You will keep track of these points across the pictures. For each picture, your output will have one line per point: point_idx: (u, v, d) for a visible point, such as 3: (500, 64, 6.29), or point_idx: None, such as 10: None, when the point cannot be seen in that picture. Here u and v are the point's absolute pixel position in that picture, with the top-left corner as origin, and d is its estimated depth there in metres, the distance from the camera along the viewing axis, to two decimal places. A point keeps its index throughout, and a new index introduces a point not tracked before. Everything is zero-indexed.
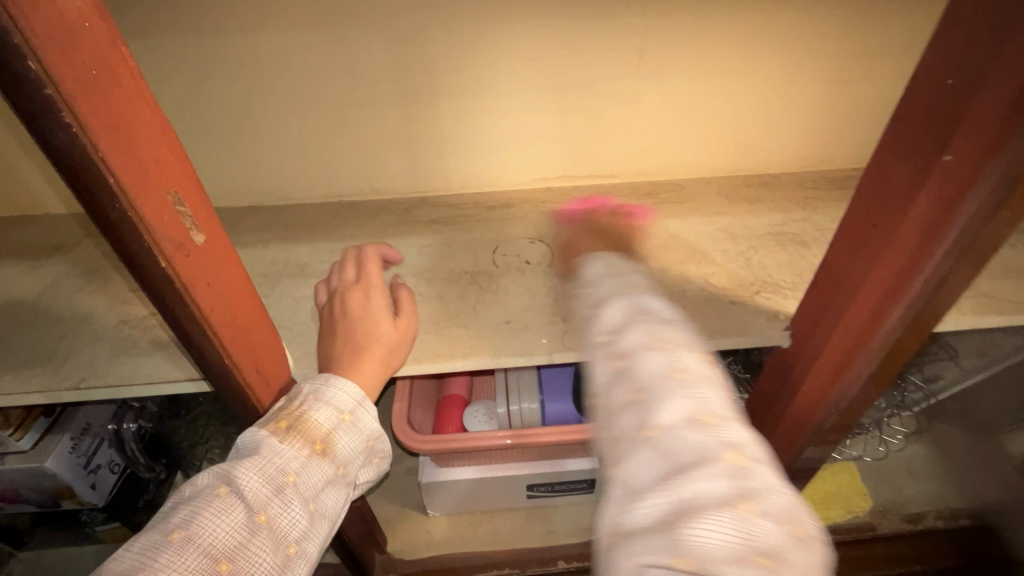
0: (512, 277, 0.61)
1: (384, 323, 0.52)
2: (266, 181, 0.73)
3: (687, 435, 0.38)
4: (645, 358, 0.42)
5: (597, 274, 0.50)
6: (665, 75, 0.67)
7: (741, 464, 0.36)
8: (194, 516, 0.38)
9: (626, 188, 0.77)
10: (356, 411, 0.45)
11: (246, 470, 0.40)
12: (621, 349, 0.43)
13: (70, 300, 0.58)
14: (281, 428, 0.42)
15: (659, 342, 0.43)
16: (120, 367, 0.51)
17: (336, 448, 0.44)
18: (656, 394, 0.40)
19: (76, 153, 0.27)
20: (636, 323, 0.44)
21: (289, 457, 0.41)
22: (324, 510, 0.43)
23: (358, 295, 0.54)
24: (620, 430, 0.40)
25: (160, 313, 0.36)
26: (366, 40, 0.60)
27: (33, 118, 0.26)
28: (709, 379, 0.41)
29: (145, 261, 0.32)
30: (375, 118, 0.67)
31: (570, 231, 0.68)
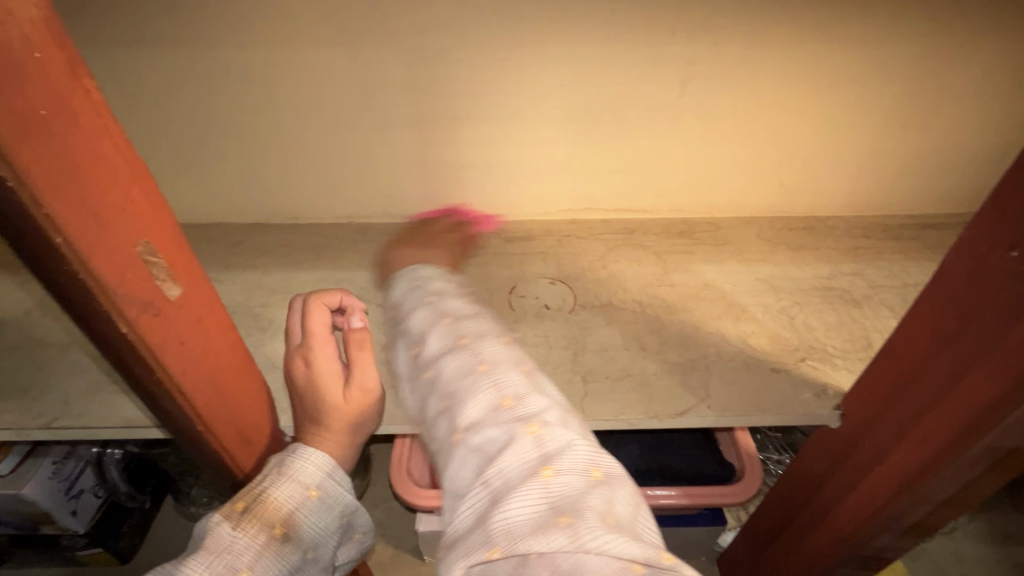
0: (529, 324, 0.56)
1: (336, 396, 0.44)
2: (272, 198, 0.68)
3: (490, 427, 0.39)
4: (452, 362, 0.44)
5: (446, 295, 0.53)
6: (711, 107, 0.61)
7: (534, 432, 0.37)
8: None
9: (657, 225, 0.72)
10: (323, 485, 0.41)
11: (192, 568, 0.36)
12: (430, 361, 0.46)
13: (55, 322, 0.55)
14: (237, 512, 0.39)
15: (460, 346, 0.45)
16: (97, 406, 0.47)
17: (301, 529, 0.40)
18: (463, 389, 0.42)
19: (16, 209, 0.23)
20: (445, 330, 0.47)
21: (243, 548, 0.38)
22: None
23: (302, 361, 0.45)
24: (446, 450, 0.40)
25: (123, 375, 0.31)
26: (387, 62, 0.55)
27: None
28: (508, 365, 0.43)
29: (96, 320, 0.28)
30: (391, 141, 0.62)
31: (594, 272, 0.63)
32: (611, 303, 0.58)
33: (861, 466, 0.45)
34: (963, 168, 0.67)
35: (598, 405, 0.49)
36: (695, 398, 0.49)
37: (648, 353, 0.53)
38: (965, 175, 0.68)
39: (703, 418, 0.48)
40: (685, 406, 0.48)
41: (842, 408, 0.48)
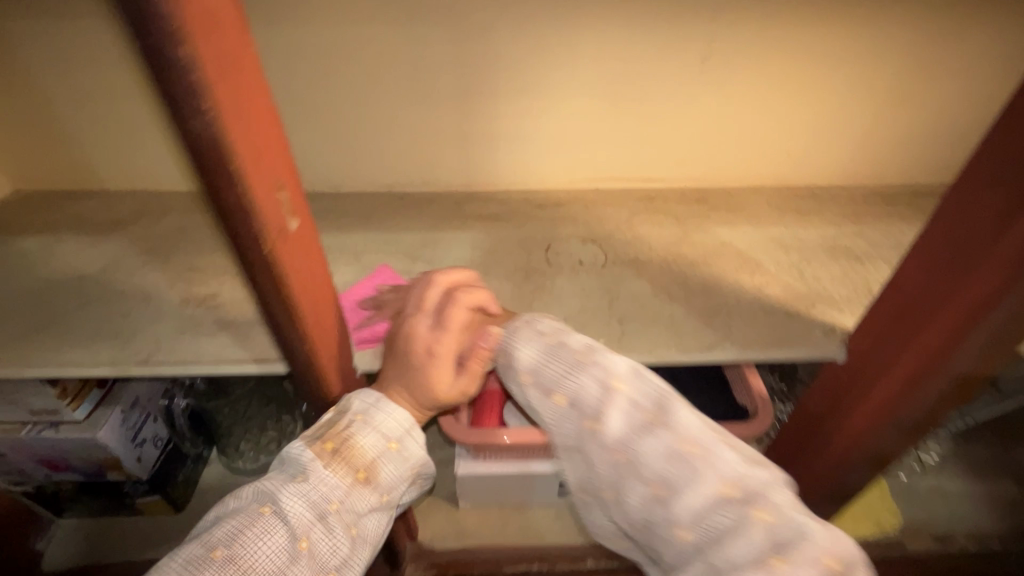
0: (566, 276, 0.62)
1: (439, 388, 0.47)
2: (319, 168, 0.73)
3: (708, 515, 0.35)
4: (649, 445, 0.38)
5: (579, 335, 0.43)
6: (726, 82, 0.67)
7: (760, 519, 0.34)
8: (235, 535, 0.39)
9: (675, 193, 0.77)
10: (403, 439, 0.47)
11: (289, 493, 0.41)
12: (614, 443, 0.39)
13: (132, 278, 0.60)
14: (328, 449, 0.44)
15: (642, 415, 0.39)
16: (185, 346, 0.52)
17: (379, 475, 0.45)
18: (672, 476, 0.37)
19: (206, 140, 0.28)
20: (619, 402, 0.39)
21: (333, 483, 0.43)
22: (365, 537, 0.44)
23: (430, 341, 0.47)
24: (655, 532, 0.38)
25: (253, 294, 0.37)
26: (434, 38, 0.61)
27: (172, 104, 0.27)
28: (704, 434, 0.38)
29: (240, 238, 0.33)
30: (433, 113, 0.68)
31: (621, 233, 0.69)
32: (638, 259, 0.64)
33: (866, 382, 0.51)
34: (953, 138, 0.74)
35: (635, 343, 0.54)
36: (718, 337, 0.55)
37: (675, 301, 0.59)
38: (956, 145, 0.75)
39: (728, 352, 0.54)
40: (710, 342, 0.54)
41: (848, 343, 0.54)
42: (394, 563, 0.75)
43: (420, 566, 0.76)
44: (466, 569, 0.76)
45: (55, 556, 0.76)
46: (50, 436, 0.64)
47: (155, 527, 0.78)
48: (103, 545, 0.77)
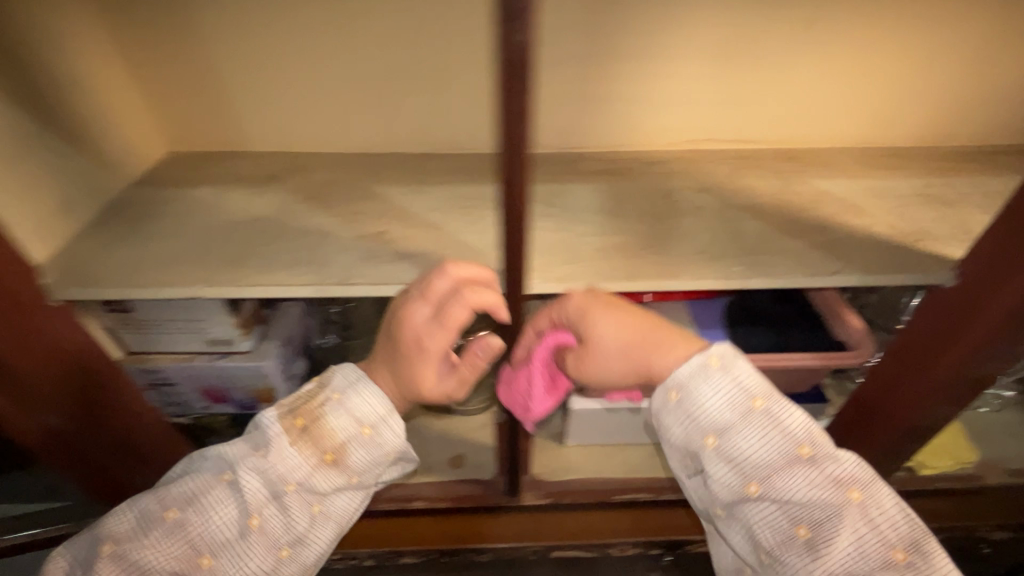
0: (690, 217, 0.69)
1: (427, 380, 0.55)
2: (448, 128, 0.81)
3: None
4: (879, 573, 0.46)
5: (800, 431, 0.50)
6: (820, 46, 0.75)
7: None
8: (201, 497, 0.54)
9: (768, 152, 0.84)
10: (374, 428, 0.56)
11: (247, 473, 0.54)
12: (836, 564, 0.47)
13: (305, 218, 0.68)
14: (297, 427, 0.55)
15: (861, 527, 0.48)
16: (373, 271, 0.60)
17: (345, 459, 0.56)
18: None
19: (522, 54, 0.35)
20: (851, 523, 0.47)
21: (296, 463, 0.55)
22: (325, 511, 0.57)
23: (423, 336, 0.53)
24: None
25: (503, 204, 0.44)
26: (570, 3, 0.69)
27: (511, 22, 0.33)
28: (909, 548, 0.48)
29: (510, 150, 0.40)
30: (558, 75, 0.75)
31: (728, 184, 0.76)
32: (750, 204, 0.71)
33: (981, 297, 0.57)
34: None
35: (769, 268, 0.61)
36: (839, 265, 0.62)
37: (793, 238, 0.66)
38: None
39: (852, 277, 0.60)
40: (835, 268, 0.61)
41: (959, 269, 0.60)
42: (512, 493, 0.80)
43: (537, 494, 0.82)
44: (580, 498, 0.82)
45: None
46: (224, 364, 0.71)
47: None
48: None
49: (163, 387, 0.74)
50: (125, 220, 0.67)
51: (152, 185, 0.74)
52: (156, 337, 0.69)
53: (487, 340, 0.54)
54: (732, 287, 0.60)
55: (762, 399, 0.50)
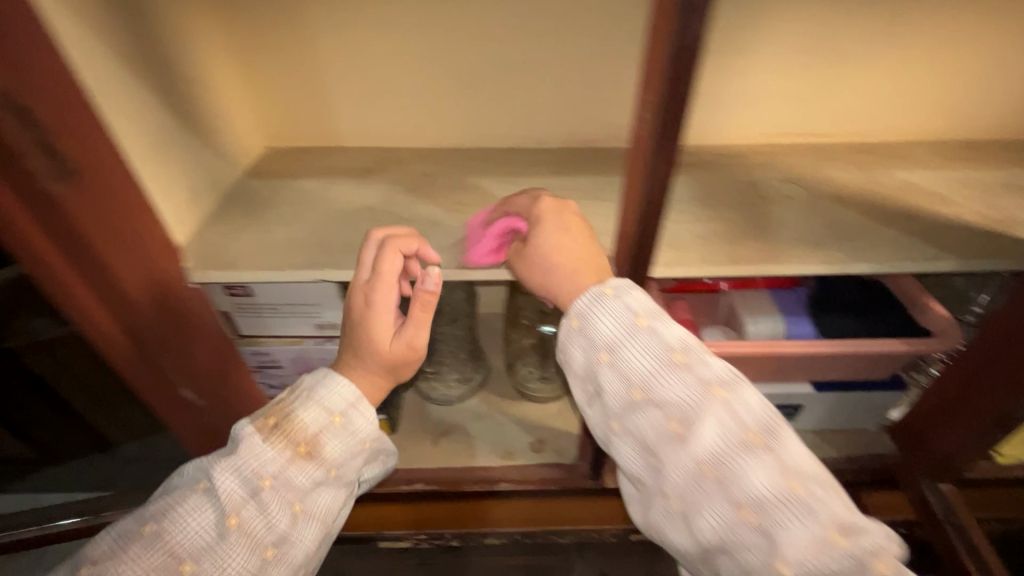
0: (781, 206, 0.71)
1: (379, 339, 0.59)
2: (534, 123, 0.84)
3: (787, 516, 0.46)
4: (744, 463, 0.48)
5: (667, 335, 0.53)
6: (903, 42, 0.76)
7: (840, 525, 0.46)
8: (176, 507, 0.52)
9: (843, 146, 0.86)
10: (344, 414, 0.59)
11: (223, 473, 0.53)
12: (708, 457, 0.49)
13: (411, 208, 0.72)
14: (269, 425, 0.56)
15: (731, 425, 0.49)
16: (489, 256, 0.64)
17: (322, 450, 0.57)
18: (753, 482, 0.48)
19: (691, 44, 0.38)
20: (721, 416, 0.49)
21: (272, 458, 0.54)
22: (308, 509, 0.56)
23: (366, 298, 0.58)
24: (737, 541, 0.48)
25: (646, 189, 0.47)
26: None
27: (687, 15, 0.37)
28: (780, 450, 0.49)
29: (646, 164, 0.46)
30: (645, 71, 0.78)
31: (811, 175, 0.78)
32: (837, 194, 0.74)
33: None
34: None
35: (866, 255, 0.64)
36: (935, 252, 0.64)
37: (885, 226, 0.68)
38: None
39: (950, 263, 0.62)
40: (931, 255, 0.63)
41: None
42: (597, 476, 0.82)
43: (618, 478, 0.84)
44: None
45: None
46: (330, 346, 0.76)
47: None
48: None
49: (269, 369, 0.79)
50: (244, 210, 0.71)
51: (258, 177, 0.79)
52: (267, 322, 0.73)
53: (423, 280, 0.57)
54: (831, 271, 0.63)
55: (628, 309, 0.53)
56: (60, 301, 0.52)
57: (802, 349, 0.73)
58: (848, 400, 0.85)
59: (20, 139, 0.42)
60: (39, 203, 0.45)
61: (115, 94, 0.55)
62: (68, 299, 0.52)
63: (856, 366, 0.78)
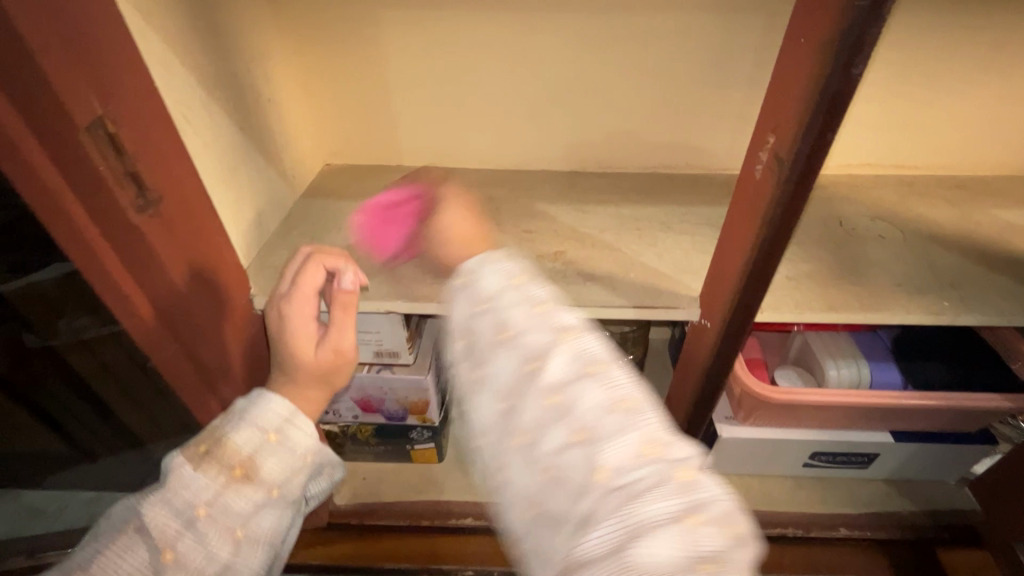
0: (874, 245, 0.67)
1: (305, 350, 0.51)
2: (601, 147, 0.80)
3: (632, 469, 0.33)
4: (575, 384, 0.36)
5: (532, 283, 0.41)
6: (1008, 73, 0.71)
7: (688, 475, 0.33)
8: (96, 557, 0.39)
9: (929, 180, 0.81)
10: (283, 429, 0.47)
11: (153, 508, 0.41)
12: (547, 381, 0.36)
13: (478, 235, 0.69)
14: (199, 451, 0.44)
15: (587, 367, 0.36)
16: (566, 292, 0.60)
17: (261, 470, 0.45)
18: (598, 427, 0.34)
19: (843, 86, 0.34)
20: (562, 346, 0.37)
21: (203, 485, 0.42)
22: (255, 536, 0.44)
23: (282, 312, 0.52)
24: (559, 474, 0.34)
25: (762, 237, 0.43)
26: (749, 26, 0.67)
27: (848, 54, 0.33)
28: (641, 399, 0.36)
29: (766, 209, 0.42)
30: (723, 98, 0.74)
31: (901, 212, 0.73)
32: (933, 233, 0.69)
33: None
34: None
35: (976, 304, 0.59)
36: None
37: (991, 273, 0.63)
38: None
39: None
40: None
41: None
42: None
43: None
44: None
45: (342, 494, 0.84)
46: (388, 376, 0.73)
47: (424, 475, 0.86)
48: (388, 485, 0.85)
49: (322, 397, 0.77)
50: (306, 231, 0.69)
51: (316, 197, 0.76)
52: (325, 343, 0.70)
53: (340, 279, 0.53)
54: (939, 322, 0.58)
55: (486, 262, 0.42)
56: (145, 352, 0.47)
57: (893, 401, 0.67)
58: (928, 452, 0.80)
59: (109, 164, 0.39)
60: (125, 235, 0.41)
61: (192, 114, 0.52)
62: (150, 352, 0.47)
63: (945, 418, 0.73)
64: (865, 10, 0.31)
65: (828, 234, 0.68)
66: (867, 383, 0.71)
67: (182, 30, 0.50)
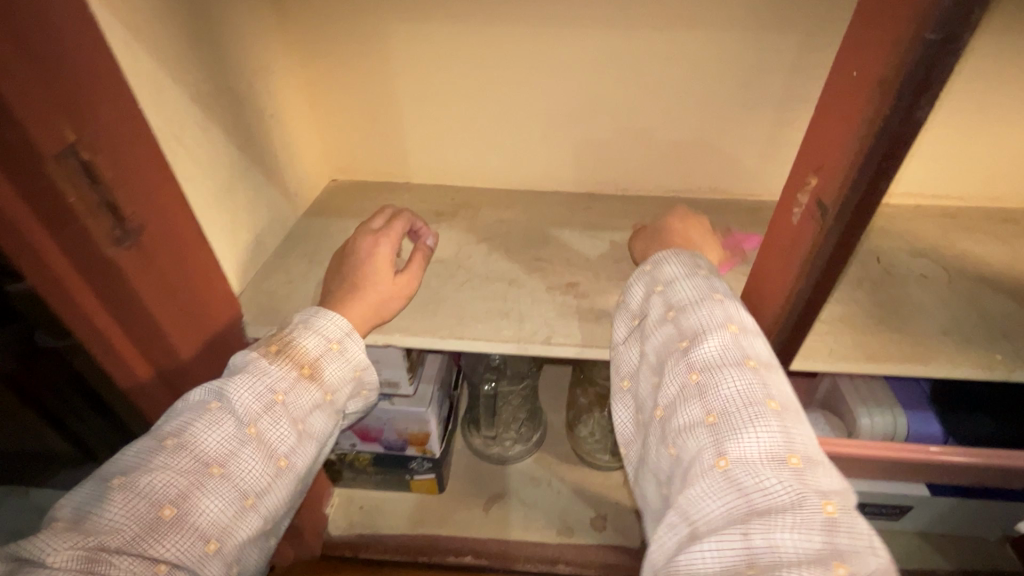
0: (915, 286, 0.61)
1: (384, 275, 0.56)
2: (618, 169, 0.76)
3: (768, 474, 0.36)
4: (727, 373, 0.40)
5: (713, 274, 0.48)
6: None
7: (829, 511, 0.35)
8: (186, 427, 0.41)
9: (979, 212, 0.74)
10: (343, 341, 0.49)
11: (238, 386, 0.43)
12: (699, 363, 0.41)
13: (485, 262, 0.65)
14: (272, 350, 0.46)
15: (743, 361, 0.41)
16: (576, 329, 0.56)
17: (324, 373, 0.47)
18: (741, 421, 0.38)
19: (902, 132, 0.30)
20: (724, 335, 0.42)
21: (278, 377, 0.45)
22: (312, 431, 0.46)
23: (371, 241, 0.57)
24: (689, 449, 0.39)
25: (802, 287, 0.39)
26: (781, 47, 0.62)
27: (911, 98, 0.29)
28: (798, 415, 0.39)
29: (804, 260, 0.38)
30: (751, 121, 0.69)
31: (945, 248, 0.67)
32: (981, 275, 0.63)
33: None
34: None
35: None
36: None
37: None
38: None
39: None
40: None
41: None
42: None
43: None
44: None
45: (337, 523, 0.81)
46: (387, 407, 0.69)
47: (423, 506, 0.82)
48: (385, 515, 0.82)
49: None
50: (306, 253, 0.66)
51: (320, 214, 0.73)
52: None
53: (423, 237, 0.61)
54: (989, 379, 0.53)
55: (669, 264, 0.49)
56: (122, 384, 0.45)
57: (932, 456, 0.61)
58: (968, 508, 0.73)
59: (82, 196, 0.36)
60: (103, 270, 0.39)
61: (184, 135, 0.50)
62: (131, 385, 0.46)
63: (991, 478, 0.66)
64: (935, 46, 0.27)
65: (864, 273, 0.62)
66: (903, 435, 0.65)
67: (174, 47, 0.48)
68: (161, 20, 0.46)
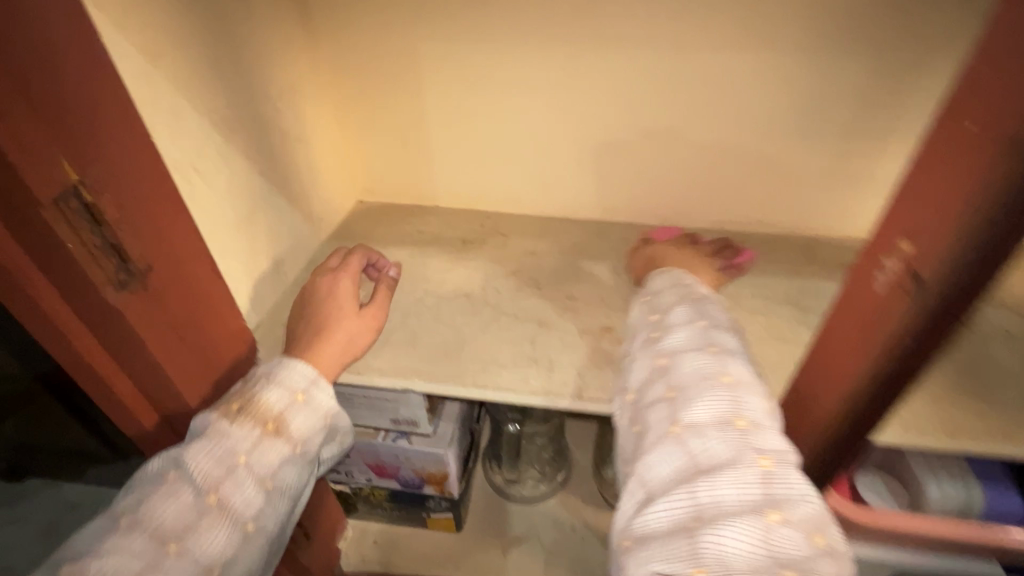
0: (1000, 345, 0.54)
1: (348, 310, 0.54)
2: (660, 199, 0.71)
3: (714, 437, 0.37)
4: (688, 356, 0.41)
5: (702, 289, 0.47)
6: None
7: (765, 465, 0.35)
8: (140, 501, 0.38)
9: None
10: (309, 391, 0.45)
11: (194, 454, 0.39)
12: (665, 349, 0.42)
13: (513, 298, 0.61)
14: (231, 409, 0.42)
15: (706, 346, 0.41)
16: (611, 381, 0.51)
17: (291, 427, 0.44)
18: (694, 392, 0.39)
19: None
20: (693, 326, 0.43)
21: (239, 438, 0.41)
22: (281, 487, 0.43)
23: (330, 280, 0.56)
24: (650, 421, 0.40)
25: (888, 365, 0.34)
26: (849, 75, 0.56)
27: None
28: (754, 387, 0.39)
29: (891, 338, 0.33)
30: (809, 153, 0.63)
31: None
32: None
33: None
34: None
35: None
36: None
37: None
38: None
39: None
40: None
41: None
42: None
43: None
44: None
45: (350, 557, 0.78)
46: (405, 445, 0.65)
47: (439, 545, 0.79)
48: (399, 552, 0.78)
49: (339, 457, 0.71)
50: None
51: (345, 239, 0.71)
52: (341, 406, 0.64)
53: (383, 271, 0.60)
54: None
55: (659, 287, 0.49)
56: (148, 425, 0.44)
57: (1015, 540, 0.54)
58: None
59: (83, 240, 0.33)
60: (108, 317, 0.37)
61: (202, 165, 0.47)
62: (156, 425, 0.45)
63: None
64: None
65: None
66: (978, 510, 0.58)
67: (196, 74, 0.46)
68: (183, 47, 0.44)
